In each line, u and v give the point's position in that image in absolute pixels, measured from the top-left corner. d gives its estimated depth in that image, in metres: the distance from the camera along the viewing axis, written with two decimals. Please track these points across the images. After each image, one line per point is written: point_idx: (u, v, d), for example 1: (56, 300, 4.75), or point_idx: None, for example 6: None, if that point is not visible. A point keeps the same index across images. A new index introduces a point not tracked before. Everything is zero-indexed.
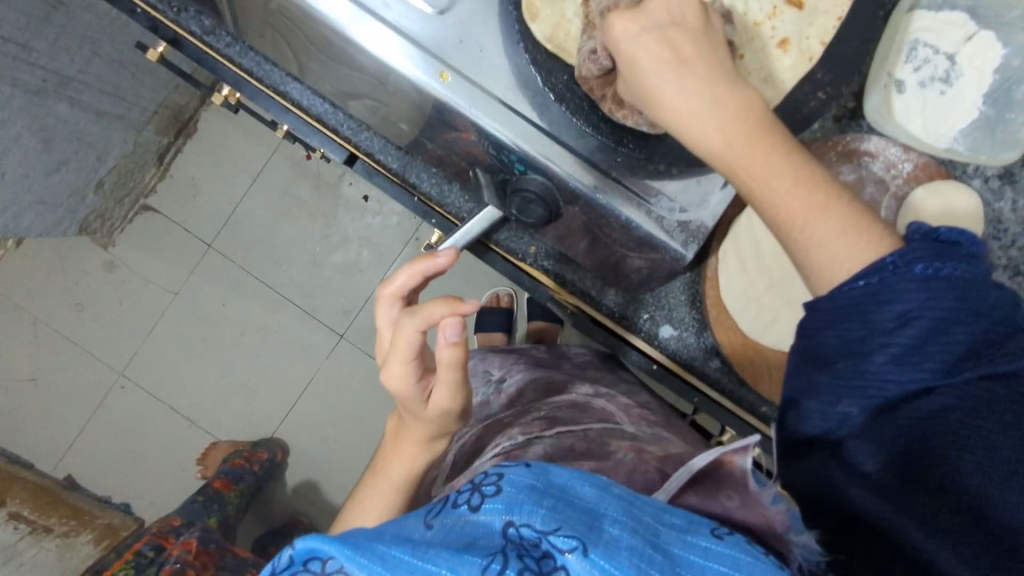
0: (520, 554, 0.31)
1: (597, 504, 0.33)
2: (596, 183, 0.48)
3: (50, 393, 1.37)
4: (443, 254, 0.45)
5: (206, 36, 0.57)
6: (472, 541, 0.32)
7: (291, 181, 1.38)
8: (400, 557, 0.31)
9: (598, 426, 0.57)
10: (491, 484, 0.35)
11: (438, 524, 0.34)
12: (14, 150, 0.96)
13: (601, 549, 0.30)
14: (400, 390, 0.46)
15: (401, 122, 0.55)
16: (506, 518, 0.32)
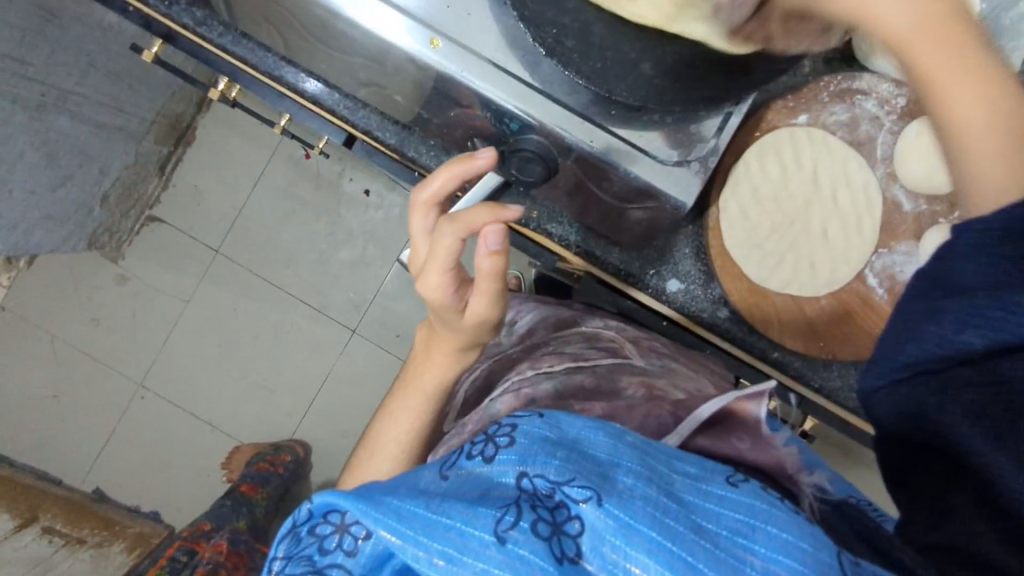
0: (534, 505, 0.33)
1: (610, 456, 0.35)
2: (593, 138, 0.49)
3: (74, 408, 1.39)
4: (482, 155, 0.45)
5: (199, 27, 0.58)
6: (489, 490, 0.34)
7: (292, 180, 1.39)
8: (416, 510, 0.32)
9: (607, 360, 0.57)
10: (505, 435, 0.37)
11: (452, 475, 0.36)
12: (19, 166, 0.97)
13: (615, 499, 0.32)
14: (437, 298, 0.48)
15: (397, 96, 0.56)
16: (520, 470, 0.35)
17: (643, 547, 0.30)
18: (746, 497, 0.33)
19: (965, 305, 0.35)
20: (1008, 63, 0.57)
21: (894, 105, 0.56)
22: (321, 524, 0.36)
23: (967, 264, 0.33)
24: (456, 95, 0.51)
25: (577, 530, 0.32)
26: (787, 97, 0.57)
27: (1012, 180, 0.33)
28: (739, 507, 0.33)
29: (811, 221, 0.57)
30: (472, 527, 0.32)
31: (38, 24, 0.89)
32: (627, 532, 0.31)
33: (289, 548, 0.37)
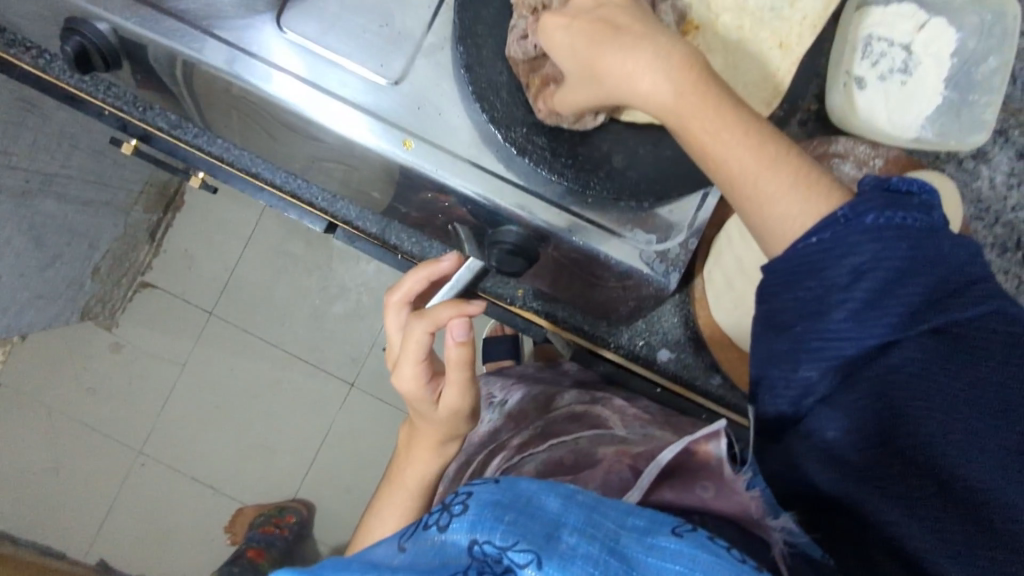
0: (482, 573, 0.31)
1: (560, 514, 0.32)
2: (570, 224, 0.49)
3: (74, 481, 1.38)
4: (446, 259, 0.53)
5: (173, 130, 0.59)
6: (440, 559, 0.33)
7: (283, 238, 1.39)
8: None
9: (589, 432, 0.57)
10: (460, 502, 0.35)
11: (409, 546, 0.35)
12: (8, 252, 0.97)
13: (555, 561, 0.30)
14: (412, 391, 0.49)
15: (372, 188, 0.55)
16: (470, 537, 0.33)
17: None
18: (688, 546, 0.31)
19: (828, 340, 0.36)
20: (984, 117, 0.57)
21: (872, 166, 0.56)
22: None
23: (868, 299, 0.35)
24: (431, 190, 0.51)
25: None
26: None
27: (900, 204, 0.35)
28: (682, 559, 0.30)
29: None
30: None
31: (21, 114, 0.89)
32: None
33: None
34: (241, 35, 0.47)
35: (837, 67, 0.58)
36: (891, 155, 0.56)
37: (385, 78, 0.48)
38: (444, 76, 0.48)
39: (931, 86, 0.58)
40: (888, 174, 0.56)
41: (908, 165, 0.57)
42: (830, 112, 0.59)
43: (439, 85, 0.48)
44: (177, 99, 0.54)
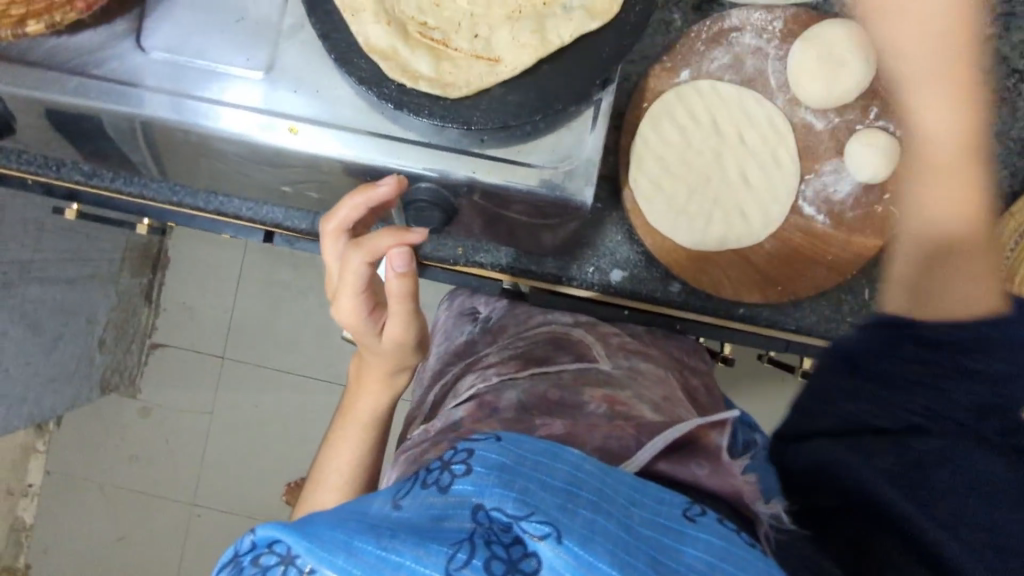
0: (488, 541, 0.29)
1: (571, 485, 0.32)
2: (473, 167, 0.48)
3: (140, 545, 1.43)
4: (385, 183, 0.45)
5: (90, 180, 0.60)
6: (444, 519, 0.31)
7: (270, 269, 1.42)
8: (364, 546, 0.28)
9: (575, 365, 0.52)
10: (460, 462, 0.33)
11: (407, 503, 0.32)
12: (6, 344, 1.01)
13: (576, 538, 0.29)
14: (352, 323, 0.48)
15: (285, 184, 0.56)
16: (475, 503, 0.31)
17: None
18: (704, 533, 0.32)
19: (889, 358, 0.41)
20: None
21: (772, 29, 0.55)
22: (265, 555, 0.29)
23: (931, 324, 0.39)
24: (333, 170, 0.51)
25: (533, 568, 0.29)
26: (663, 59, 0.55)
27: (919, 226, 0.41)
28: (699, 543, 0.31)
29: (729, 171, 0.56)
30: (422, 565, 0.28)
31: None
32: (587, 571, 0.28)
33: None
34: (111, 63, 0.47)
35: None
36: (789, 14, 0.55)
37: (258, 71, 0.48)
38: (314, 55, 0.49)
39: None
40: (791, 33, 0.55)
41: (809, 22, 0.55)
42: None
43: (312, 65, 0.49)
44: (80, 149, 0.55)
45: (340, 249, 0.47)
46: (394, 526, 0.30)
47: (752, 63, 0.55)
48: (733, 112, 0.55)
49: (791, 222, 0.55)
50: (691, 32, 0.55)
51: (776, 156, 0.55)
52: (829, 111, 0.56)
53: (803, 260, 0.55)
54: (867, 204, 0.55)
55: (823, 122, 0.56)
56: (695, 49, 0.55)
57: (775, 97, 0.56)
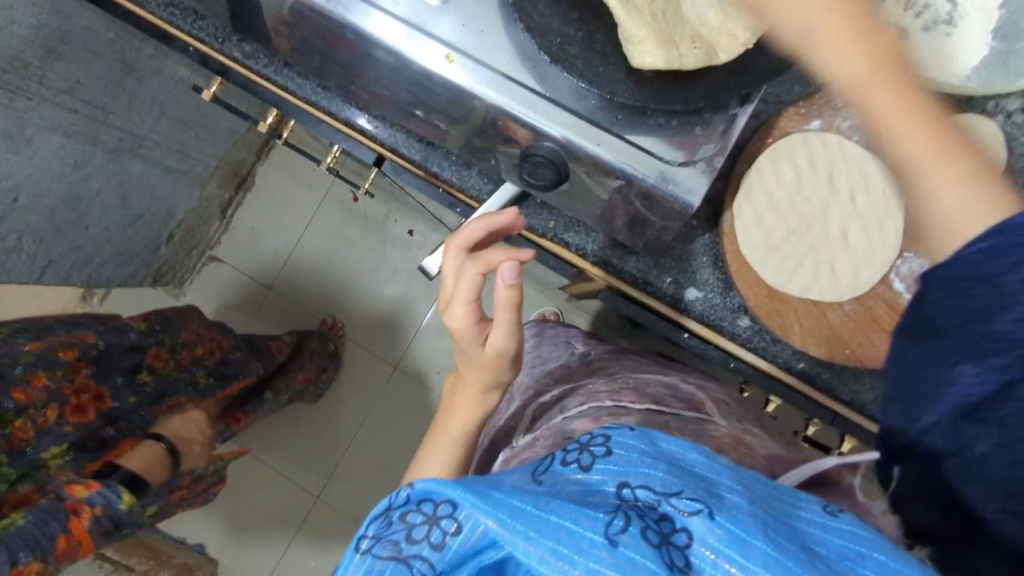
0: (640, 514, 0.32)
1: (709, 474, 0.34)
2: (598, 139, 0.51)
3: None
4: (506, 212, 0.55)
5: (246, 59, 0.64)
6: (594, 493, 0.34)
7: (342, 221, 1.46)
8: (523, 506, 0.31)
9: (691, 414, 0.55)
10: (600, 446, 0.37)
11: (546, 480, 0.36)
12: (96, 205, 1.08)
13: (725, 514, 0.31)
14: (461, 330, 0.53)
15: (416, 109, 0.59)
16: (622, 481, 0.34)
17: (761, 561, 0.29)
18: (850, 526, 0.32)
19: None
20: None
21: None
22: (413, 513, 0.36)
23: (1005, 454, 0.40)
24: (469, 105, 0.54)
25: (686, 542, 0.30)
26: (799, 104, 0.58)
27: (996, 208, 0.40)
28: (843, 534, 0.31)
29: (831, 225, 0.57)
30: (580, 527, 0.30)
31: (118, 75, 0.99)
32: (741, 544, 0.30)
33: (379, 528, 0.37)
34: None
35: (881, 15, 0.57)
36: (931, 97, 0.56)
37: None
38: None
39: (977, 37, 0.57)
40: None
41: (950, 110, 0.56)
42: None
43: (482, 4, 0.51)
44: (250, 25, 0.60)
45: (459, 264, 0.54)
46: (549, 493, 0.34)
47: None
48: (848, 169, 0.56)
49: (878, 293, 0.56)
50: (833, 87, 0.57)
51: (883, 224, 0.56)
52: None
53: (877, 330, 0.56)
54: None
55: None
56: (832, 105, 0.57)
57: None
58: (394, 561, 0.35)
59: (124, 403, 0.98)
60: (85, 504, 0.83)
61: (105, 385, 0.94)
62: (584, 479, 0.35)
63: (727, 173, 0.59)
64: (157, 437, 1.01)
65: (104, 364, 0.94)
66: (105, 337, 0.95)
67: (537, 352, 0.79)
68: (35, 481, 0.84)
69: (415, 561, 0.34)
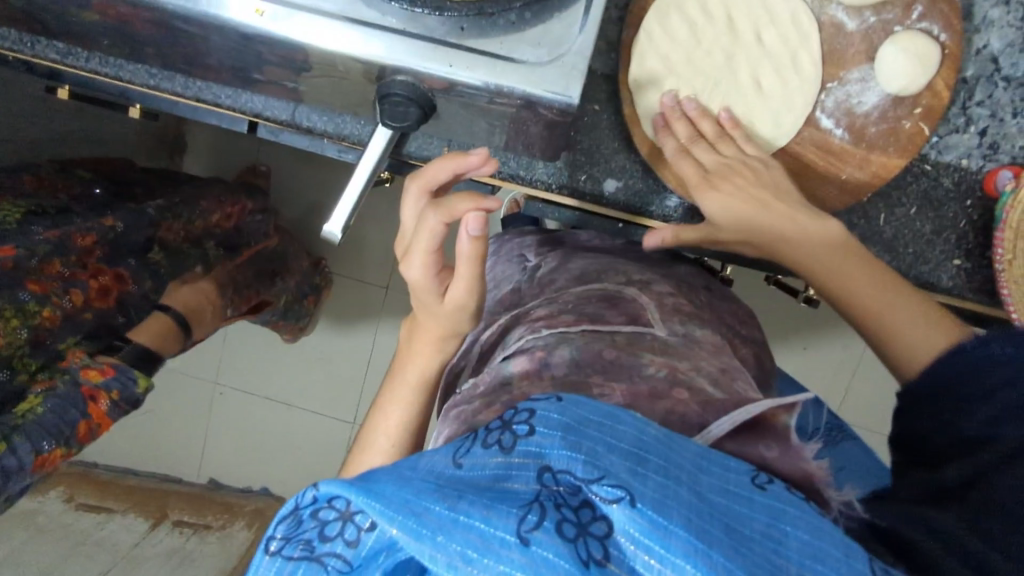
0: (559, 504, 0.32)
1: (639, 446, 0.35)
2: (450, 59, 0.44)
3: (170, 417, 1.55)
4: (477, 154, 0.49)
5: (66, 58, 0.58)
6: (508, 481, 0.34)
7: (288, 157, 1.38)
8: (432, 507, 0.31)
9: (628, 328, 0.55)
10: (523, 423, 0.36)
11: (468, 462, 0.36)
12: None
13: (650, 504, 0.31)
14: (421, 281, 0.52)
15: (257, 72, 0.52)
16: (543, 464, 0.34)
17: (682, 550, 0.30)
18: (773, 501, 0.34)
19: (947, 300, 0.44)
20: None
21: None
22: (324, 509, 0.36)
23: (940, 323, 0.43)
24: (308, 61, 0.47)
25: (603, 531, 0.31)
26: None
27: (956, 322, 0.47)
28: (762, 509, 0.34)
29: (740, 75, 0.52)
30: (493, 527, 0.31)
31: None
32: (663, 535, 0.30)
33: (287, 528, 0.36)
34: None
35: None
36: None
37: None
38: None
39: None
40: None
41: None
42: None
43: None
44: (47, 25, 0.53)
45: (422, 208, 0.51)
46: (460, 484, 0.34)
47: None
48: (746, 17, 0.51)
49: (805, 135, 0.52)
50: None
51: (795, 59, 0.51)
52: (864, 10, 0.50)
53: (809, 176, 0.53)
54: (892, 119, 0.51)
55: (854, 23, 0.51)
56: None
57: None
58: (308, 559, 0.35)
59: (142, 287, 0.87)
60: (102, 389, 0.76)
61: (124, 267, 0.85)
62: (504, 460, 0.35)
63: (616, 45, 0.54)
64: (164, 309, 0.97)
65: (119, 247, 0.85)
66: (123, 220, 0.85)
67: (493, 273, 0.76)
68: (53, 368, 0.75)
69: (329, 558, 0.35)
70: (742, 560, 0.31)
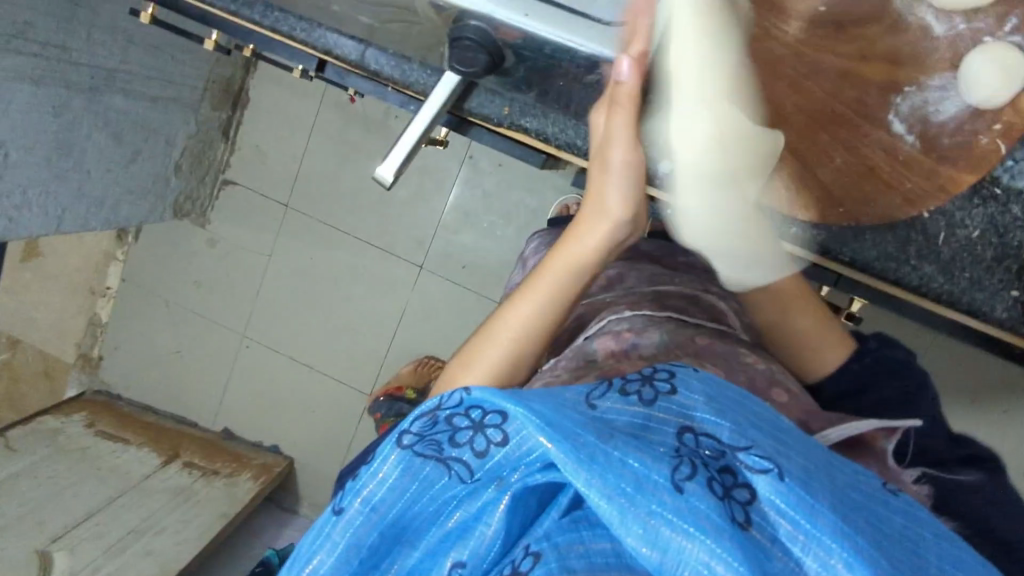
0: (705, 464, 0.40)
1: (777, 430, 0.43)
2: (520, 7, 0.45)
3: (194, 361, 1.63)
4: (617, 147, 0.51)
5: None
6: (642, 427, 0.43)
7: (356, 127, 1.43)
8: (589, 439, 0.39)
9: (712, 325, 0.68)
10: (664, 384, 0.47)
11: (603, 404, 0.45)
12: (90, 148, 1.09)
13: (793, 480, 0.38)
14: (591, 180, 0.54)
15: (331, 5, 0.53)
16: (683, 425, 0.43)
17: (825, 526, 0.36)
18: (902, 503, 0.42)
19: None
20: None
21: None
22: (459, 417, 0.46)
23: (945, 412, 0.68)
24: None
25: (745, 497, 0.38)
26: None
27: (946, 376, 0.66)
28: (898, 510, 0.41)
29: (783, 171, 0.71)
30: (648, 470, 0.38)
31: (69, 9, 0.93)
32: (808, 509, 0.37)
33: (424, 425, 0.47)
34: None
35: None
36: None
37: None
38: None
39: None
40: None
41: None
42: None
43: None
44: None
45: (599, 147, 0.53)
46: (605, 419, 0.43)
47: None
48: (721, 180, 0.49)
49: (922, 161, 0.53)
50: None
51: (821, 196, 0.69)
52: (955, 14, 0.47)
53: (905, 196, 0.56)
54: (968, 133, 0.49)
55: (943, 29, 0.48)
56: None
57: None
58: (437, 458, 0.45)
59: None
60: None
61: None
62: (644, 410, 0.45)
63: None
64: None
65: None
66: None
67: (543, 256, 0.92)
68: None
69: (457, 462, 0.45)
70: (881, 551, 0.37)
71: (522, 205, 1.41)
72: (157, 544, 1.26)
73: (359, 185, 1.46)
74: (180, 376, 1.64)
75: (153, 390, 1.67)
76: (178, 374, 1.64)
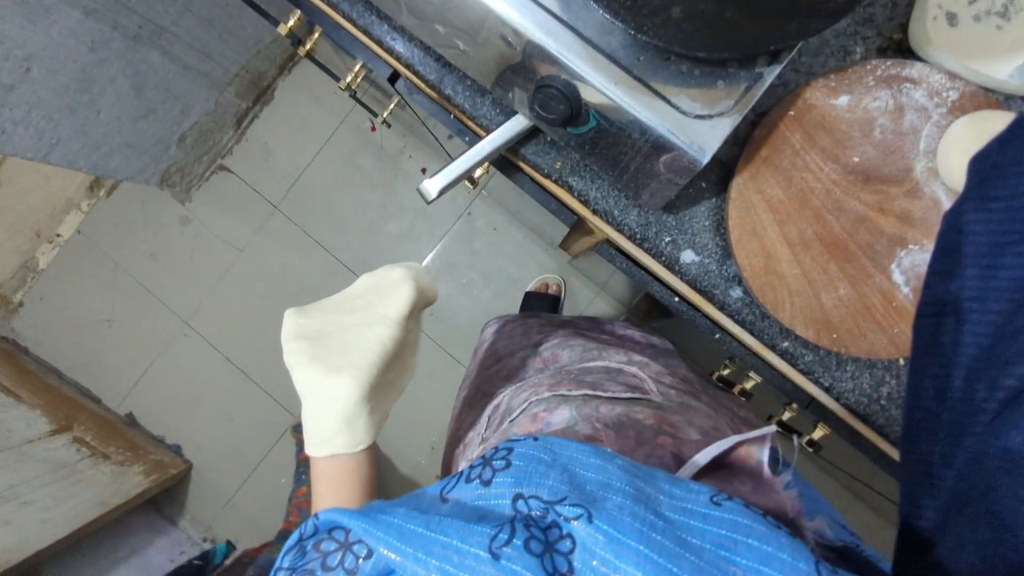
0: (527, 525, 0.40)
1: (606, 477, 0.41)
2: (612, 78, 0.50)
3: (122, 333, 1.53)
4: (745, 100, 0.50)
5: None
6: (478, 510, 0.42)
7: (369, 154, 1.46)
8: (414, 530, 0.40)
9: (627, 393, 0.68)
10: (501, 459, 0.44)
11: (452, 497, 0.44)
12: (109, 91, 1.07)
13: (602, 517, 0.38)
14: None
15: (434, 25, 0.58)
16: (516, 492, 0.42)
17: (632, 560, 0.37)
18: (729, 514, 0.39)
19: None
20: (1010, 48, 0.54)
21: (945, 97, 0.55)
22: (325, 541, 0.45)
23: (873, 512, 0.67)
24: (471, 30, 0.54)
25: (567, 548, 0.39)
26: (829, 78, 0.57)
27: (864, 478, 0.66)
28: (723, 523, 0.38)
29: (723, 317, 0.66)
30: (467, 544, 0.39)
31: None
32: (616, 546, 0.37)
33: (293, 559, 0.46)
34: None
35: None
36: (968, 89, 0.55)
37: None
38: None
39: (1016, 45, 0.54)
40: (962, 109, 0.55)
41: (984, 104, 0.55)
42: (911, 39, 0.57)
43: None
44: None
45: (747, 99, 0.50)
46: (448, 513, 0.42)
47: (911, 118, 0.55)
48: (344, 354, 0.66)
49: (875, 282, 0.56)
50: (868, 63, 0.56)
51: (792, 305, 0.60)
52: None
53: (868, 319, 0.57)
54: None
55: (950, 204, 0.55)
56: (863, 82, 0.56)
57: (916, 87, 0.56)
58: None
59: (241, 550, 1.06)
60: None
61: None
62: (481, 493, 0.43)
63: (760, 113, 0.59)
64: None
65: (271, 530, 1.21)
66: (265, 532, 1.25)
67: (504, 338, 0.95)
68: None
69: None
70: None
71: (503, 272, 1.44)
72: (19, 516, 1.12)
73: (352, 207, 1.47)
74: (99, 345, 1.54)
75: (66, 352, 1.55)
76: (98, 343, 1.54)
